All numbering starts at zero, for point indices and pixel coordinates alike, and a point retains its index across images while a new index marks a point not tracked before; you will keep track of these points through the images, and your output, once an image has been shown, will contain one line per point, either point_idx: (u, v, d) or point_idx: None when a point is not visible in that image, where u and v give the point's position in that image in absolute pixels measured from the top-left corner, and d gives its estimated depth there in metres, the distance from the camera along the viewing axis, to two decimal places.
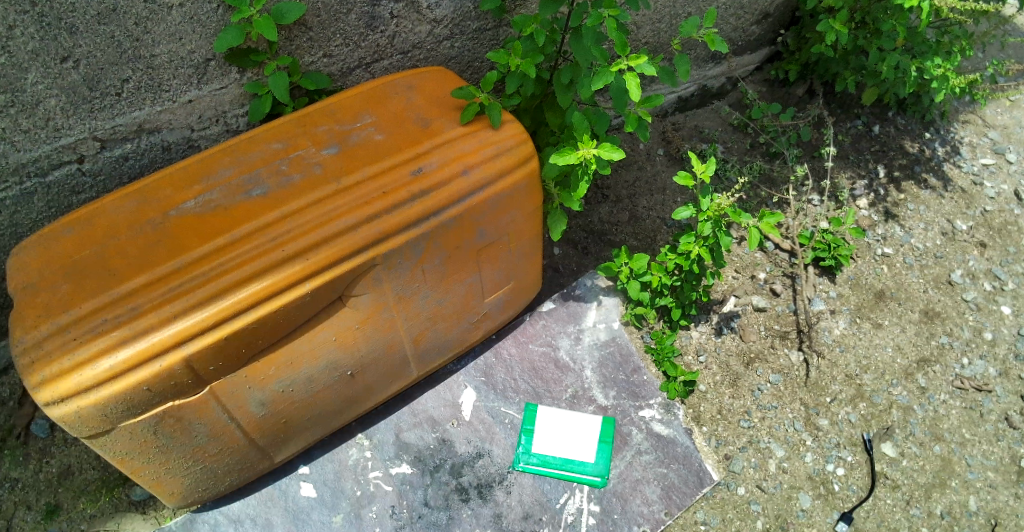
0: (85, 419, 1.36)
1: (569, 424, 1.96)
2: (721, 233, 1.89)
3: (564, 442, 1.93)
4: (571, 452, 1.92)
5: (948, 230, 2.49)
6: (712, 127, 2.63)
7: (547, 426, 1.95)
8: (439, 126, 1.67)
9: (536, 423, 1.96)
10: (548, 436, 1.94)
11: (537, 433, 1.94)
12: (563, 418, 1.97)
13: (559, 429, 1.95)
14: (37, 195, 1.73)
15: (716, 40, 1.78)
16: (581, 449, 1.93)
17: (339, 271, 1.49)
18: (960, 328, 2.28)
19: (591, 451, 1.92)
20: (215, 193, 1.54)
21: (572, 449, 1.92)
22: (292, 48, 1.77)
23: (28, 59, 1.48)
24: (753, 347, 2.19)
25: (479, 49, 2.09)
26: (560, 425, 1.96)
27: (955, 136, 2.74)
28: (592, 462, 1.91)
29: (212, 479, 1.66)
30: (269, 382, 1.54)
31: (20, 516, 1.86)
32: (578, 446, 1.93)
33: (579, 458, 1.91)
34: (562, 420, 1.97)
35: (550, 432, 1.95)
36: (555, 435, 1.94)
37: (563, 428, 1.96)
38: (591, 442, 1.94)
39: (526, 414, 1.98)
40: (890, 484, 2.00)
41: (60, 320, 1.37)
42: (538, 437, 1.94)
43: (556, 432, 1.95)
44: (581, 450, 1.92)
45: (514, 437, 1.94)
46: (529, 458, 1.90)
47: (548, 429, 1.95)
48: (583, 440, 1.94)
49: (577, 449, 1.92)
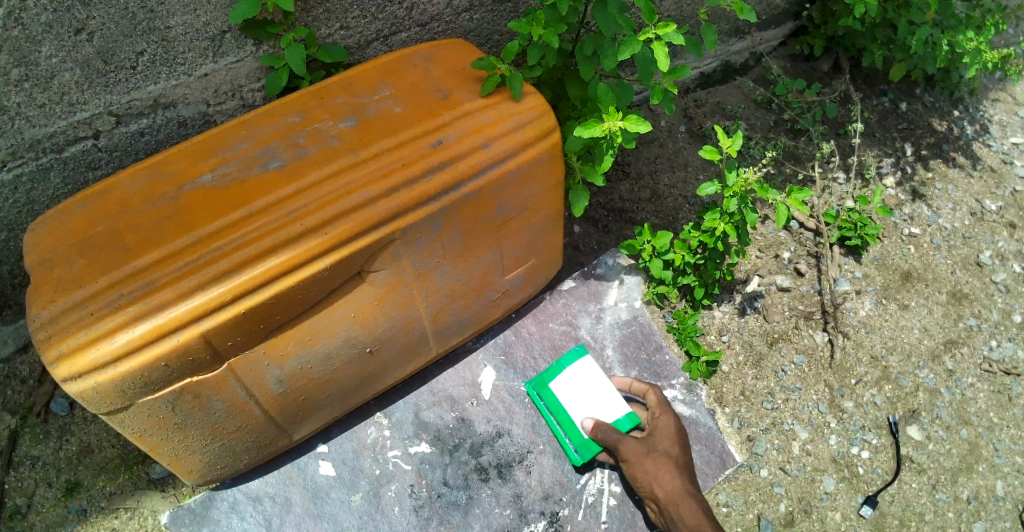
0: (102, 396, 1.34)
1: (592, 383, 1.81)
2: (747, 209, 1.85)
3: (577, 402, 1.81)
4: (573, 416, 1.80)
5: (977, 210, 2.43)
6: (735, 103, 2.57)
7: (571, 375, 1.83)
8: (458, 97, 1.64)
9: (564, 367, 1.85)
10: (564, 386, 1.83)
11: (558, 377, 1.85)
12: (589, 373, 1.82)
13: (580, 383, 1.82)
14: (53, 171, 1.70)
15: (744, 9, 1.73)
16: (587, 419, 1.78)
17: (358, 246, 1.46)
18: (988, 310, 2.24)
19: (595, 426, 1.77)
20: (230, 166, 1.51)
21: (577, 413, 1.80)
22: (308, 19, 1.73)
23: (42, 32, 1.46)
24: (777, 328, 2.15)
25: (498, 21, 2.04)
26: (583, 379, 1.82)
27: (984, 115, 2.68)
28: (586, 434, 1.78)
29: (231, 457, 1.64)
30: (287, 358, 1.52)
31: (40, 493, 1.87)
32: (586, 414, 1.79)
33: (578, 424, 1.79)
34: (587, 376, 1.82)
35: (569, 383, 1.83)
36: (571, 389, 1.82)
37: (583, 385, 1.81)
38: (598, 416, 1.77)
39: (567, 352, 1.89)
40: (916, 468, 1.96)
41: (75, 295, 1.35)
42: (557, 382, 1.85)
43: (574, 387, 1.82)
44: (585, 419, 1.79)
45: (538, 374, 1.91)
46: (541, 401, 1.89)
47: (571, 378, 1.83)
48: (593, 411, 1.78)
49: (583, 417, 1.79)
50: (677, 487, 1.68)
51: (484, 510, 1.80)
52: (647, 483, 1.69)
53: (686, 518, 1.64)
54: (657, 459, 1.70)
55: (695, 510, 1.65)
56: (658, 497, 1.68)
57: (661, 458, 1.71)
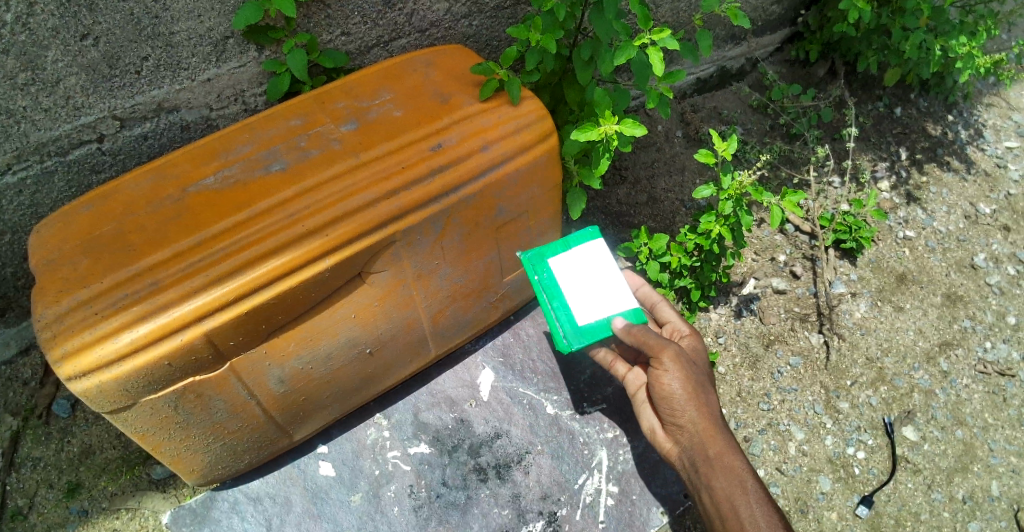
0: (106, 394, 1.36)
1: (605, 272, 1.67)
2: (742, 212, 1.88)
3: (589, 287, 1.65)
4: (584, 302, 1.63)
5: (971, 213, 2.46)
6: (731, 109, 2.60)
7: (583, 258, 1.68)
8: (457, 101, 1.67)
9: (575, 248, 1.68)
10: (573, 268, 1.66)
11: (566, 257, 1.68)
12: (603, 261, 1.68)
13: (592, 267, 1.67)
14: (57, 174, 1.73)
15: (738, 15, 1.78)
16: (600, 310, 1.63)
17: (359, 247, 1.49)
18: (983, 312, 2.26)
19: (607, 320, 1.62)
20: (233, 169, 1.54)
21: (589, 299, 1.63)
22: (310, 25, 1.76)
23: (48, 37, 1.48)
24: (773, 330, 2.17)
25: (497, 27, 2.07)
26: (597, 265, 1.68)
27: (978, 119, 2.71)
28: (595, 322, 1.61)
29: (232, 457, 1.66)
30: (289, 358, 1.54)
31: (42, 494, 1.88)
32: (598, 303, 1.63)
33: (588, 310, 1.62)
34: (600, 262, 1.68)
35: (580, 265, 1.67)
36: (582, 272, 1.66)
37: (597, 271, 1.67)
38: (612, 308, 1.63)
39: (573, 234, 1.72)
40: (911, 469, 1.98)
41: (80, 295, 1.38)
42: (563, 262, 1.67)
43: (586, 272, 1.66)
44: (598, 308, 1.63)
45: (535, 251, 1.69)
46: (535, 275, 1.66)
47: (584, 260, 1.68)
48: (605, 301, 1.64)
49: (596, 305, 1.63)
50: (712, 415, 1.53)
51: (483, 509, 1.81)
52: (684, 407, 1.53)
53: (718, 454, 1.49)
54: (698, 385, 1.54)
55: (730, 446, 1.50)
56: (691, 424, 1.52)
57: (701, 385, 1.55)
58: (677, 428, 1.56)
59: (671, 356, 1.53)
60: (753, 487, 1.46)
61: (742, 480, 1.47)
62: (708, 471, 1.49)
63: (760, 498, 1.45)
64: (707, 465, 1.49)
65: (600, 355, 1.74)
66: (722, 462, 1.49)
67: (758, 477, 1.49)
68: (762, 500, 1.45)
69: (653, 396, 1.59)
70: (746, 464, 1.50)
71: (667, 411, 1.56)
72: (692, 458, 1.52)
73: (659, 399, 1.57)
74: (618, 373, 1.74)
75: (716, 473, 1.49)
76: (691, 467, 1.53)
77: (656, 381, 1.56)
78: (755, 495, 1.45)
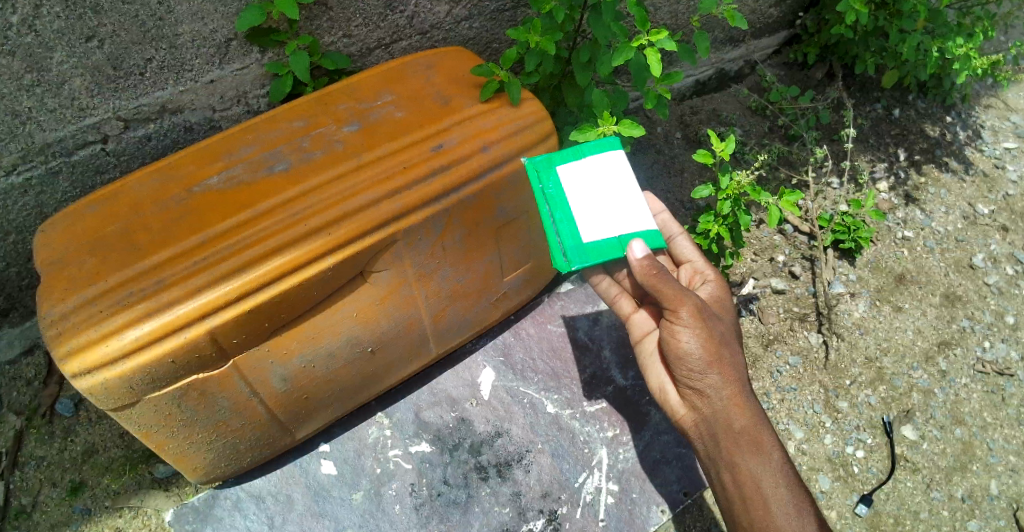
0: (111, 391, 1.37)
1: (619, 186, 1.53)
2: (740, 212, 1.90)
3: (599, 201, 1.50)
4: (592, 218, 1.47)
5: (970, 214, 2.47)
6: (730, 111, 2.62)
7: (595, 168, 1.54)
8: (458, 103, 1.68)
9: (588, 157, 1.54)
10: (582, 177, 1.52)
11: (576, 167, 1.54)
12: (616, 174, 1.54)
13: (604, 179, 1.53)
14: (62, 174, 1.74)
15: (735, 16, 1.80)
16: (609, 228, 1.47)
17: (361, 247, 1.50)
18: (982, 312, 2.27)
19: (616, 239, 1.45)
20: (237, 169, 1.55)
21: (597, 215, 1.48)
22: (312, 28, 1.78)
23: (54, 39, 1.50)
24: (772, 329, 2.18)
25: (497, 29, 2.09)
26: (610, 177, 1.53)
27: (976, 121, 2.72)
28: (601, 240, 1.46)
29: (234, 455, 1.67)
30: (291, 357, 1.55)
31: (45, 493, 1.90)
32: (608, 220, 1.48)
33: (595, 227, 1.46)
34: (614, 174, 1.54)
35: (592, 175, 1.53)
36: (593, 183, 1.52)
37: (609, 184, 1.52)
38: (621, 227, 1.48)
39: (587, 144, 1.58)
40: (910, 467, 1.99)
41: (86, 293, 1.39)
42: (572, 170, 1.53)
43: (596, 181, 1.52)
44: (607, 226, 1.47)
45: (542, 156, 1.56)
46: (539, 184, 1.52)
47: (597, 170, 1.54)
48: (614, 218, 1.48)
49: (605, 222, 1.47)
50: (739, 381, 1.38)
51: (483, 508, 1.82)
52: (705, 372, 1.36)
53: (745, 427, 1.36)
54: (721, 344, 1.38)
55: (757, 416, 1.37)
56: (713, 390, 1.36)
57: (725, 344, 1.39)
58: (694, 394, 1.40)
59: (692, 311, 1.36)
60: (781, 463, 1.35)
61: (768, 456, 1.35)
62: (732, 446, 1.35)
63: (787, 477, 1.35)
64: (731, 439, 1.35)
65: (604, 287, 1.59)
66: (749, 436, 1.36)
67: (784, 450, 1.37)
68: (790, 479, 1.35)
69: (667, 355, 1.41)
70: (773, 437, 1.37)
71: (683, 374, 1.40)
72: (712, 430, 1.38)
73: (675, 359, 1.40)
74: (623, 312, 1.58)
75: (740, 449, 1.35)
76: (712, 442, 1.38)
77: (671, 338, 1.38)
78: (782, 472, 1.35)
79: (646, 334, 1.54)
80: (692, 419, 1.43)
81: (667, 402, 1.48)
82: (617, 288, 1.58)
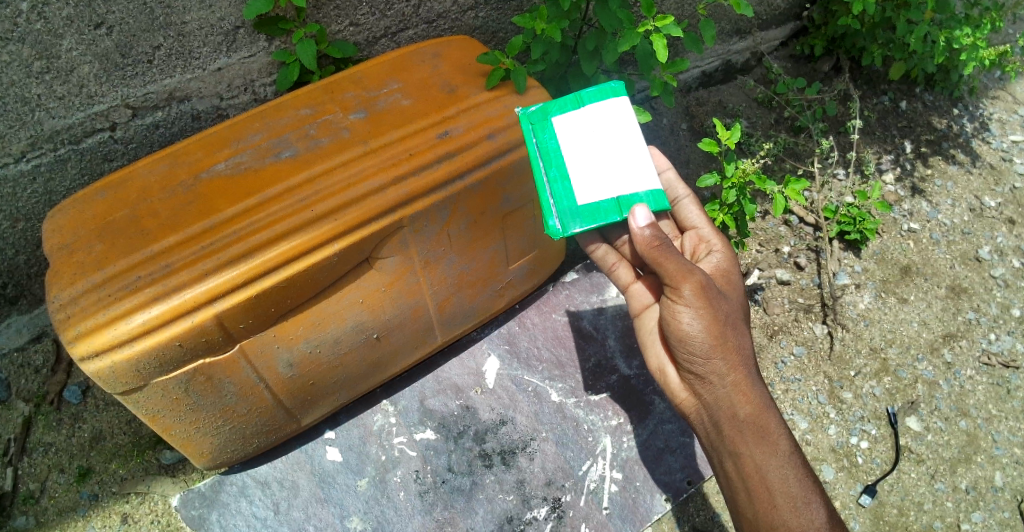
0: (118, 375, 1.38)
1: (616, 136, 1.50)
2: (745, 201, 1.92)
3: (590, 156, 1.49)
4: (585, 173, 1.47)
5: (976, 207, 2.47)
6: (736, 102, 2.60)
7: (594, 117, 1.52)
8: (464, 91, 1.69)
9: (588, 106, 1.52)
10: (578, 129, 1.51)
11: (574, 117, 1.52)
12: (617, 123, 1.51)
13: (600, 130, 1.51)
14: (71, 162, 1.75)
15: (742, 3, 1.79)
16: (602, 184, 1.47)
17: (367, 233, 1.51)
18: (987, 305, 2.26)
19: (610, 195, 1.46)
20: (244, 156, 1.56)
21: (589, 164, 1.48)
22: (319, 16, 1.78)
23: (63, 25, 1.51)
24: (777, 320, 2.18)
25: (504, 19, 2.09)
26: (608, 127, 1.51)
27: (984, 113, 2.71)
28: (596, 198, 1.45)
29: (241, 441, 1.68)
30: (297, 342, 1.56)
31: (53, 478, 1.91)
32: (602, 173, 1.47)
33: (588, 183, 1.47)
34: (612, 124, 1.51)
35: (589, 125, 1.51)
36: (590, 135, 1.50)
37: (606, 135, 1.50)
38: (619, 185, 1.46)
39: (590, 89, 1.55)
40: (914, 459, 1.99)
41: (94, 278, 1.41)
42: (569, 120, 1.52)
43: (593, 132, 1.51)
44: (601, 180, 1.47)
45: (540, 107, 1.56)
46: (534, 138, 1.54)
47: (594, 120, 1.52)
48: (612, 176, 1.47)
49: (600, 177, 1.47)
50: (743, 363, 1.37)
51: (487, 495, 1.83)
52: (708, 356, 1.35)
53: (750, 415, 1.34)
54: (725, 325, 1.36)
55: (763, 403, 1.35)
56: (715, 376, 1.36)
57: (730, 325, 1.37)
58: (696, 380, 1.40)
59: (695, 289, 1.34)
60: (787, 453, 1.33)
61: (775, 445, 1.33)
62: (736, 433, 1.34)
63: (795, 468, 1.33)
64: (736, 426, 1.34)
65: (601, 255, 1.57)
66: (756, 423, 1.34)
67: (792, 438, 1.35)
68: (798, 469, 1.33)
69: (668, 334, 1.41)
70: (781, 424, 1.35)
71: (685, 358, 1.39)
72: (715, 417, 1.37)
73: (676, 341, 1.39)
74: (622, 281, 1.56)
75: (745, 438, 1.34)
76: (714, 430, 1.38)
77: (672, 318, 1.38)
78: (789, 461, 1.33)
79: (645, 307, 1.54)
80: (694, 404, 1.43)
81: (668, 384, 1.49)
82: (615, 256, 1.56)
